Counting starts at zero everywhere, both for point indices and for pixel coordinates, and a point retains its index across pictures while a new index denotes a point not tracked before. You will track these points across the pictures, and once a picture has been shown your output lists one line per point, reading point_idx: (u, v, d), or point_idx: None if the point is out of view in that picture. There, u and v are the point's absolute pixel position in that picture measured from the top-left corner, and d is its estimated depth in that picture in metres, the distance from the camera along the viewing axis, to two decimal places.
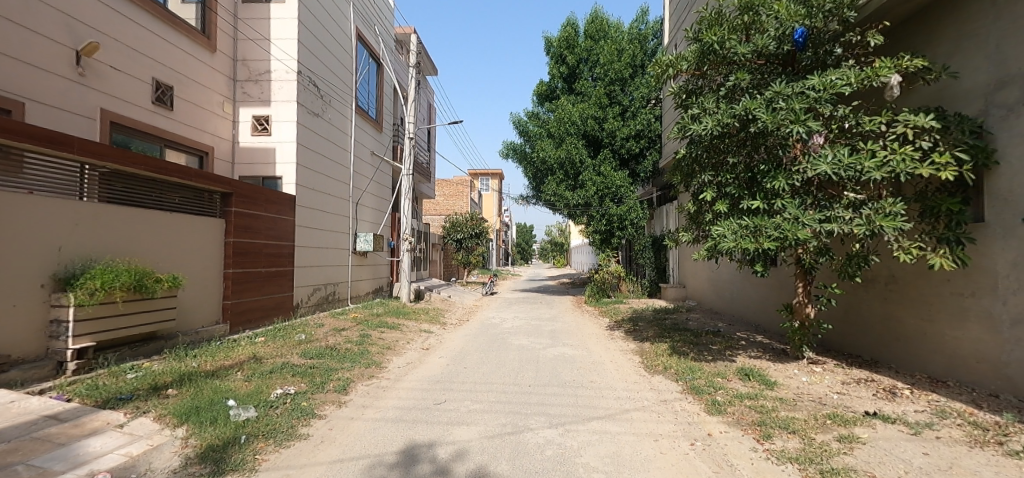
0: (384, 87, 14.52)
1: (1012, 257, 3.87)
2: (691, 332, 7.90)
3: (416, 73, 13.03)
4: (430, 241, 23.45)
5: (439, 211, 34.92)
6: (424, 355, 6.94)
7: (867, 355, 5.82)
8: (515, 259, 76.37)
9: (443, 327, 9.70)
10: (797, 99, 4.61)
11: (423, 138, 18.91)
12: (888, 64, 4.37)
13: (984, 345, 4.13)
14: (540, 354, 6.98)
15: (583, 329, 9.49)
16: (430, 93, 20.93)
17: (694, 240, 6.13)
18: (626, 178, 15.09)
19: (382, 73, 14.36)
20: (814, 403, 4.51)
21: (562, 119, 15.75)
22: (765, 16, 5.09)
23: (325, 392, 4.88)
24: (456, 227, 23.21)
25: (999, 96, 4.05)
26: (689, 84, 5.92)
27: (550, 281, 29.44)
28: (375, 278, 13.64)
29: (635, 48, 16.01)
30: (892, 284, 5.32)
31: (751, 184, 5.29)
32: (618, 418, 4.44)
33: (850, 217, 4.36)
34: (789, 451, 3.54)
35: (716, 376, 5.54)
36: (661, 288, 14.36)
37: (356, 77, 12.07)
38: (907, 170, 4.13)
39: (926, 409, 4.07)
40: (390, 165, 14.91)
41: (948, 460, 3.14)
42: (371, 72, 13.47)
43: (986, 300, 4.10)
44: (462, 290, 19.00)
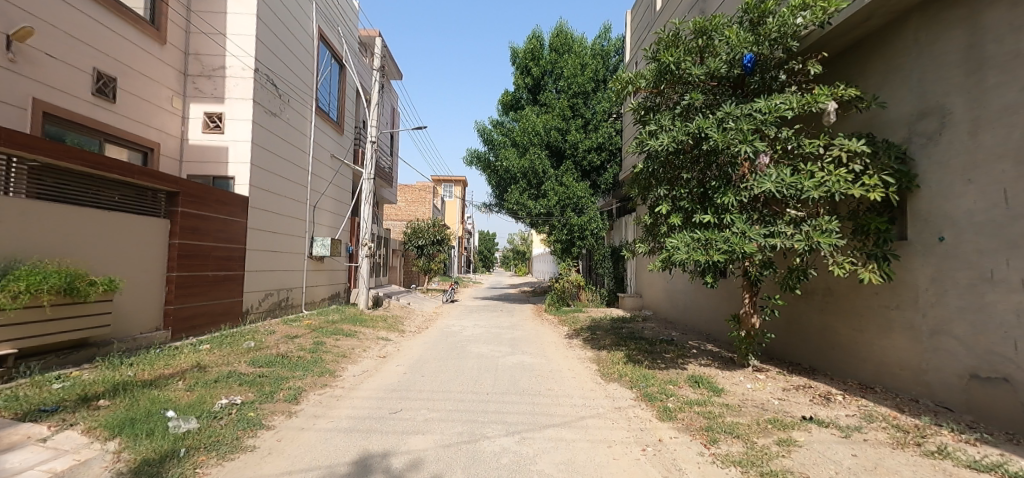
0: (347, 89, 14.18)
1: (931, 273, 4.30)
2: (646, 341, 8.11)
3: (380, 76, 12.81)
4: (390, 248, 23.05)
5: (399, 217, 34.37)
6: (380, 364, 6.79)
7: (806, 363, 6.18)
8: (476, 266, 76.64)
9: (401, 334, 9.51)
10: (745, 120, 4.86)
11: (385, 143, 18.68)
12: (826, 91, 4.68)
13: (907, 354, 4.52)
14: (498, 362, 6.98)
15: (541, 338, 9.55)
16: (394, 97, 20.62)
17: (649, 252, 6.24)
18: (587, 189, 15.32)
19: (345, 74, 14.04)
20: (756, 408, 4.73)
21: (526, 129, 15.86)
22: (717, 41, 5.32)
23: (274, 402, 4.68)
24: (417, 233, 22.82)
25: (920, 126, 4.48)
26: (647, 101, 6.08)
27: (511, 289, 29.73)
28: (330, 284, 13.19)
29: (598, 64, 16.41)
30: (828, 296, 5.69)
31: (703, 199, 5.50)
32: (574, 426, 4.52)
33: (791, 233, 4.68)
34: (732, 455, 3.73)
35: (668, 383, 5.70)
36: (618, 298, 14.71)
37: (317, 78, 11.74)
38: (841, 191, 4.42)
39: (856, 413, 4.38)
40: (350, 169, 14.54)
41: (873, 461, 3.41)
42: (334, 72, 13.17)
43: (908, 312, 4.52)
44: (422, 297, 18.69)
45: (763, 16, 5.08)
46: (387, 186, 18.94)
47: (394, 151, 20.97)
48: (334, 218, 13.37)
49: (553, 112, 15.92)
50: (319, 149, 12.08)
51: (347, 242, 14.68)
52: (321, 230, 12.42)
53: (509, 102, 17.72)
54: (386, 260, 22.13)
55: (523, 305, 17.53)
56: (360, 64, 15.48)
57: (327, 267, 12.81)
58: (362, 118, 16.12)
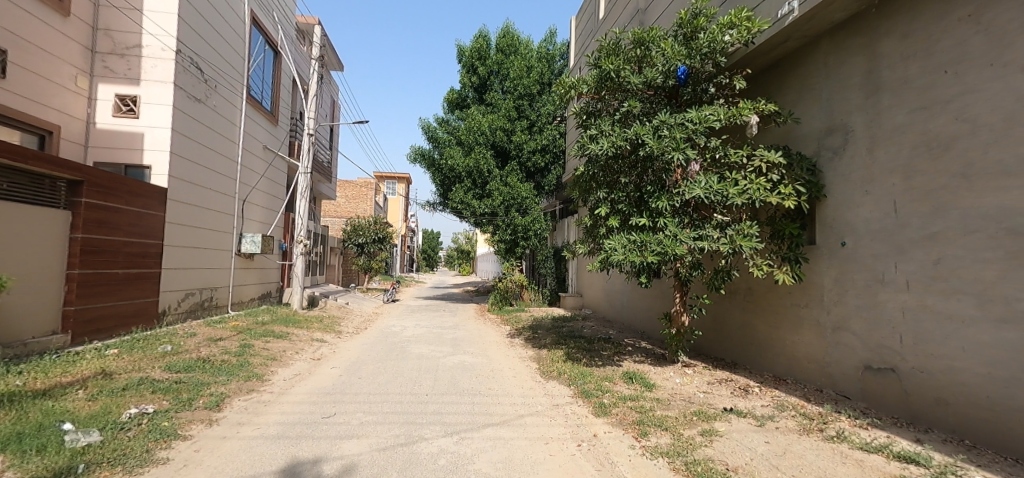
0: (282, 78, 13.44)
1: (835, 274, 4.77)
2: (585, 339, 8.34)
3: (319, 66, 12.27)
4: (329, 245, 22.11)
5: (339, 213, 33.09)
6: (314, 366, 6.51)
7: (729, 357, 6.63)
8: (421, 265, 75.43)
9: (338, 335, 9.16)
10: (678, 129, 5.12)
11: (323, 136, 17.90)
12: (749, 106, 5.04)
13: (814, 348, 4.99)
14: (439, 363, 6.90)
15: (482, 337, 9.55)
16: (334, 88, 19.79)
17: (589, 253, 6.40)
18: (531, 190, 15.51)
19: (281, 62, 13.31)
20: (684, 401, 5.02)
21: (471, 128, 15.88)
22: (654, 52, 5.57)
23: (192, 410, 4.35)
24: (358, 231, 22.01)
25: (828, 141, 4.95)
26: (588, 106, 6.25)
27: (454, 289, 29.56)
28: (261, 282, 12.44)
29: (543, 67, 16.68)
30: (748, 295, 6.15)
31: (640, 202, 5.73)
32: (512, 424, 4.56)
33: (717, 236, 5.01)
34: (660, 446, 3.93)
35: (604, 380, 5.90)
36: (560, 297, 15.05)
37: (249, 64, 11.03)
38: (761, 198, 4.78)
39: (770, 403, 4.76)
40: (285, 162, 13.81)
41: (783, 446, 3.73)
42: (267, 59, 12.45)
43: (816, 310, 4.98)
44: (362, 296, 18.11)
45: (696, 31, 5.38)
46: (325, 182, 18.18)
47: (334, 145, 20.14)
48: (266, 214, 12.64)
49: (499, 112, 15.98)
50: (250, 140, 11.36)
51: (280, 239, 13.94)
52: (252, 225, 11.69)
53: (455, 100, 17.79)
54: (323, 258, 21.22)
55: (467, 305, 17.45)
56: (297, 52, 14.75)
57: (257, 265, 12.08)
58: (299, 108, 15.37)
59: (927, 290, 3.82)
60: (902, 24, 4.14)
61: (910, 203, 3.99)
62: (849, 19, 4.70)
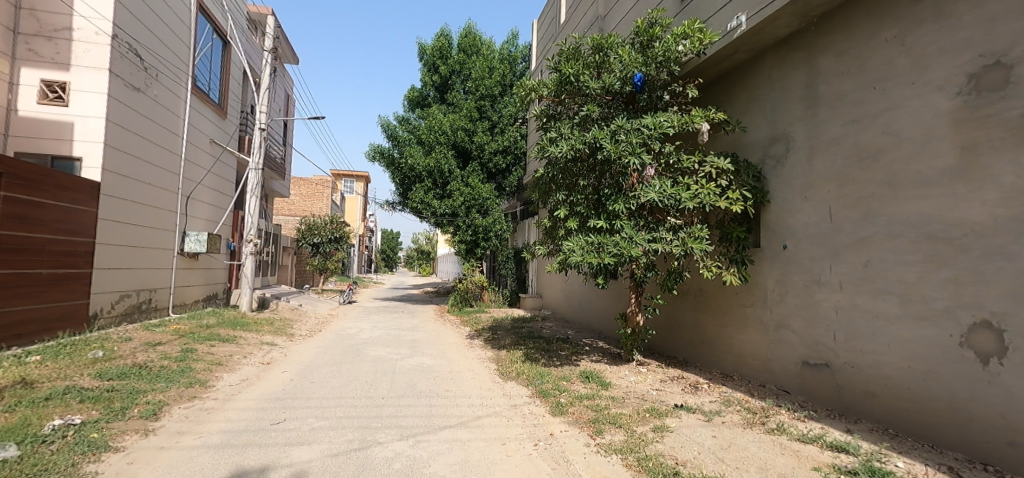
0: (232, 69, 12.82)
1: (777, 276, 5.05)
2: (544, 340, 8.42)
3: (272, 59, 11.78)
4: (282, 245, 21.26)
5: (292, 211, 31.88)
6: (263, 371, 6.24)
7: (680, 355, 6.88)
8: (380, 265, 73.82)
9: (290, 338, 8.83)
10: (634, 134, 5.27)
11: (276, 131, 17.18)
12: (701, 114, 5.24)
13: (758, 345, 5.26)
14: (396, 365, 6.78)
15: (441, 339, 9.45)
16: (288, 82, 19.05)
17: (548, 254, 6.47)
18: (492, 191, 15.52)
19: (231, 52, 12.68)
20: (637, 399, 5.16)
21: (432, 128, 15.72)
22: (613, 58, 5.71)
23: (125, 419, 4.06)
24: (312, 230, 21.30)
25: (772, 149, 5.23)
26: (549, 109, 6.33)
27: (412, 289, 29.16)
28: (206, 283, 11.79)
29: (505, 68, 16.74)
30: (699, 295, 6.40)
31: (597, 205, 5.84)
32: (470, 425, 4.54)
33: (670, 239, 5.18)
34: (614, 443, 4.02)
35: (562, 380, 5.98)
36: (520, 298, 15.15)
37: (195, 53, 10.44)
38: (711, 202, 4.99)
39: (717, 399, 4.97)
40: (235, 157, 13.17)
41: (729, 440, 3.90)
42: (215, 49, 11.85)
43: (760, 309, 5.26)
44: (317, 297, 17.54)
45: (652, 40, 5.55)
46: (277, 178, 17.46)
47: (287, 140, 19.34)
48: (213, 211, 12.01)
49: (460, 112, 15.90)
50: (196, 133, 10.76)
51: (229, 238, 13.27)
52: (196, 223, 11.07)
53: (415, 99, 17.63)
54: (275, 258, 20.35)
55: (427, 306, 17.24)
56: (248, 43, 14.11)
57: (202, 265, 11.45)
58: (249, 102, 14.79)
59: (858, 290, 4.11)
60: (837, 42, 4.44)
61: (844, 209, 4.28)
62: (792, 35, 4.98)
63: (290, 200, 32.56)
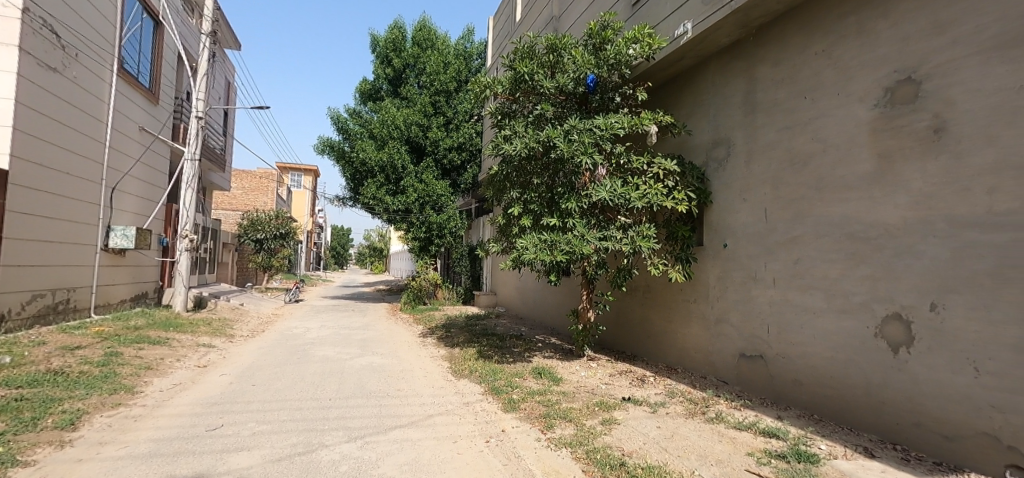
0: (165, 52, 11.96)
1: (718, 273, 5.32)
2: (497, 337, 8.46)
3: (211, 43, 11.10)
4: (222, 241, 20.09)
5: (234, 206, 30.19)
6: (199, 374, 5.88)
7: (628, 350, 7.11)
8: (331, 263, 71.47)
9: (229, 340, 8.37)
10: (587, 134, 5.37)
11: (214, 121, 16.16)
12: (650, 116, 5.42)
13: (700, 339, 5.53)
14: (345, 365, 6.60)
15: (393, 337, 9.27)
16: (229, 68, 17.98)
17: (502, 252, 6.48)
18: (447, 187, 15.38)
19: (163, 34, 11.82)
20: (587, 393, 5.29)
21: (385, 122, 15.37)
22: (566, 59, 5.79)
23: (37, 431, 3.70)
24: (256, 225, 20.28)
25: (714, 153, 5.50)
26: (503, 106, 6.34)
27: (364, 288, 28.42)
28: (134, 281, 10.95)
29: (461, 64, 16.59)
30: (646, 292, 6.63)
31: (551, 203, 5.92)
32: (421, 425, 4.49)
33: (620, 237, 5.34)
34: (564, 437, 4.10)
35: (514, 376, 6.03)
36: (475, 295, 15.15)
37: (122, 32, 9.66)
38: (658, 202, 5.18)
39: (662, 391, 5.17)
40: (168, 146, 12.30)
41: (672, 430, 4.08)
42: (146, 29, 11.00)
43: (702, 305, 5.52)
44: (261, 296, 16.72)
45: (604, 42, 5.68)
46: (216, 170, 16.46)
47: (228, 130, 18.24)
48: (142, 204, 11.15)
49: (414, 107, 15.64)
50: (123, 120, 9.96)
51: (161, 233, 12.39)
52: (124, 217, 10.26)
53: (368, 92, 17.17)
54: (214, 255, 19.17)
55: (379, 305, 16.86)
56: (184, 25, 13.21)
57: (129, 262, 10.62)
58: (184, 88, 13.84)
59: (789, 286, 4.40)
60: (773, 53, 4.72)
61: (778, 210, 4.56)
62: (733, 44, 5.25)
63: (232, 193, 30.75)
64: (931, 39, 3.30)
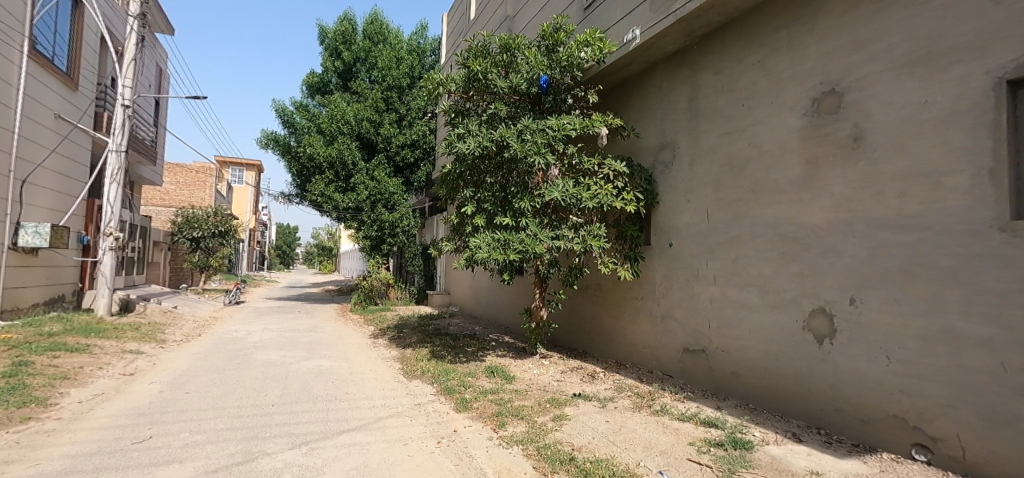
0: (85, 33, 10.95)
1: (664, 271, 5.53)
2: (451, 337, 8.40)
3: (140, 26, 10.30)
4: (152, 239, 18.69)
5: (166, 201, 28.16)
6: (124, 383, 5.44)
7: (580, 347, 7.27)
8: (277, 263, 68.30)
9: (160, 346, 7.81)
10: (539, 134, 5.42)
11: (143, 110, 14.99)
12: (601, 119, 5.56)
13: (647, 335, 5.73)
14: (290, 369, 6.33)
15: (342, 339, 8.99)
16: (161, 54, 16.74)
17: (455, 251, 6.43)
18: (400, 185, 15.08)
19: (83, 13, 10.83)
20: (540, 391, 5.35)
21: (333, 116, 14.87)
22: (520, 59, 5.83)
23: None
24: (191, 222, 19.05)
25: (661, 155, 5.71)
26: (457, 104, 6.29)
27: (313, 288, 27.36)
28: (47, 283, 9.96)
29: (413, 60, 16.27)
30: (597, 290, 6.80)
31: (504, 202, 5.94)
32: (370, 428, 4.38)
33: (571, 236, 5.43)
34: (516, 435, 4.14)
35: (467, 376, 6.01)
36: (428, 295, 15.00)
37: (34, 9, 8.76)
38: (609, 203, 5.32)
39: (612, 386, 5.33)
40: (85, 136, 11.25)
41: (620, 423, 4.20)
42: (61, 7, 10.06)
43: (649, 302, 5.72)
44: (197, 298, 15.70)
45: (556, 44, 5.77)
46: (146, 163, 15.28)
47: (159, 120, 16.96)
48: (57, 198, 10.16)
49: (366, 102, 15.23)
50: (35, 106, 9.04)
51: (80, 230, 11.36)
52: (35, 213, 9.31)
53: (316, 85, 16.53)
54: (143, 254, 17.77)
55: (328, 305, 16.29)
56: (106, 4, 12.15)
57: (42, 262, 9.65)
58: (107, 73, 12.75)
59: (728, 283, 4.65)
60: (715, 62, 4.96)
61: (718, 211, 4.80)
62: (678, 52, 5.48)
63: (164, 187, 28.63)
64: (852, 55, 3.59)
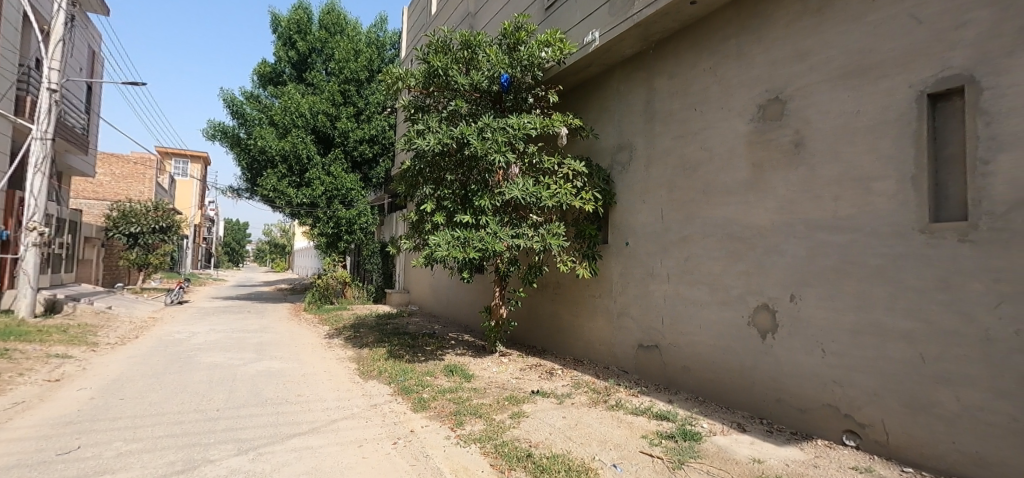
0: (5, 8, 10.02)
1: (620, 269, 5.67)
2: (409, 336, 8.29)
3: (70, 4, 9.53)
4: (83, 234, 17.34)
5: (99, 194, 26.17)
6: (48, 391, 5.02)
7: (538, 344, 7.34)
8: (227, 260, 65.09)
9: (91, 349, 7.26)
10: (500, 132, 5.43)
11: (73, 94, 13.86)
12: (560, 119, 5.63)
13: (604, 331, 5.86)
14: (237, 372, 6.05)
15: (295, 340, 8.67)
16: (93, 35, 15.53)
17: (414, 248, 6.32)
18: (358, 181, 14.67)
19: None
20: (498, 389, 5.36)
21: (287, 108, 14.36)
22: (481, 57, 5.82)
23: None
24: (128, 217, 17.85)
25: (618, 156, 5.85)
26: (417, 100, 6.20)
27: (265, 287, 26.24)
28: None
29: (372, 52, 15.82)
30: (556, 288, 6.89)
31: (465, 200, 5.91)
32: (323, 431, 4.26)
33: (531, 235, 5.47)
34: (474, 433, 4.13)
35: (425, 375, 5.94)
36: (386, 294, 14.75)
37: None
38: (568, 202, 5.39)
39: (569, 383, 5.41)
40: (7, 122, 10.30)
41: (576, 419, 4.27)
42: None
43: (606, 299, 5.85)
44: (134, 298, 14.70)
45: (517, 43, 5.79)
46: (77, 152, 14.14)
47: (91, 106, 15.74)
48: None
49: (322, 94, 14.75)
50: None
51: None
52: None
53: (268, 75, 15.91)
54: (71, 251, 16.44)
55: (280, 305, 15.66)
56: None
57: None
58: (31, 54, 11.71)
59: (680, 281, 4.81)
60: (670, 66, 5.12)
61: (672, 212, 4.96)
62: (635, 56, 5.62)
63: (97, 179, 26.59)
64: (794, 65, 3.79)
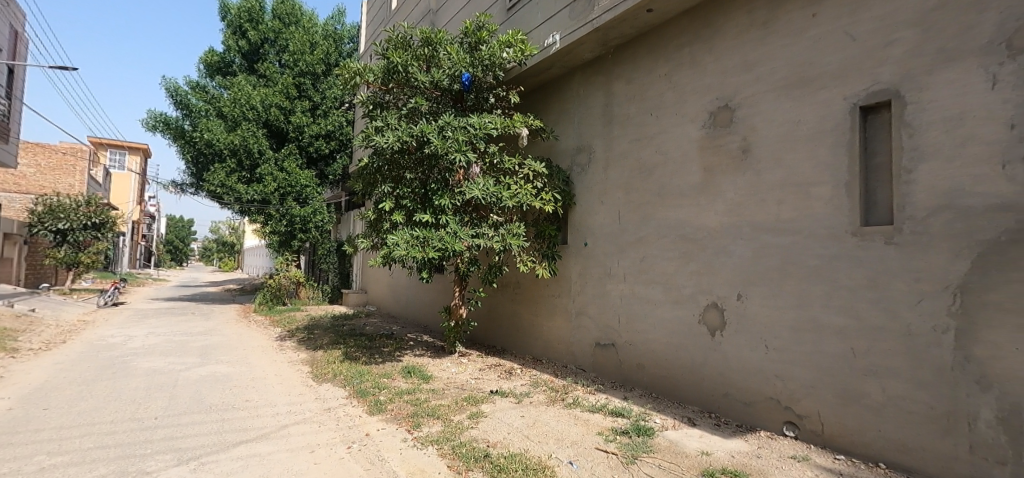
0: None
1: (579, 269, 5.76)
2: (365, 337, 8.09)
3: None
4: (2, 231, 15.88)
5: (21, 188, 24.04)
6: None
7: (498, 344, 7.35)
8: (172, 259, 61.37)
9: (9, 356, 6.65)
10: (460, 131, 5.39)
11: None
12: (521, 119, 5.66)
13: (563, 330, 5.94)
14: (178, 377, 5.71)
15: (242, 343, 8.28)
16: (16, 14, 14.24)
17: (371, 248, 6.17)
18: (314, 178, 14.17)
19: None
20: (457, 389, 5.33)
21: (237, 100, 13.74)
22: (442, 54, 5.76)
23: None
24: (56, 213, 16.53)
25: (578, 158, 5.94)
26: (376, 96, 6.08)
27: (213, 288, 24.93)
28: None
29: (329, 46, 15.35)
30: (516, 287, 6.92)
31: (425, 199, 5.84)
32: (272, 437, 4.09)
33: (491, 235, 5.47)
34: (431, 435, 4.08)
35: (382, 377, 5.81)
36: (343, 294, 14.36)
37: None
38: (528, 202, 5.43)
39: (528, 382, 5.45)
40: None
41: (534, 418, 4.31)
42: None
43: (566, 299, 5.93)
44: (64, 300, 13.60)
45: (479, 42, 5.77)
46: None
47: (13, 91, 14.44)
48: None
49: (275, 87, 14.18)
50: None
51: None
52: None
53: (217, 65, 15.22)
54: None
55: (229, 306, 14.92)
56: None
57: None
58: None
59: (636, 281, 4.95)
60: (627, 71, 5.25)
61: (629, 213, 5.09)
62: (595, 59, 5.72)
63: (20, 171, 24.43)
64: (743, 74, 3.97)
